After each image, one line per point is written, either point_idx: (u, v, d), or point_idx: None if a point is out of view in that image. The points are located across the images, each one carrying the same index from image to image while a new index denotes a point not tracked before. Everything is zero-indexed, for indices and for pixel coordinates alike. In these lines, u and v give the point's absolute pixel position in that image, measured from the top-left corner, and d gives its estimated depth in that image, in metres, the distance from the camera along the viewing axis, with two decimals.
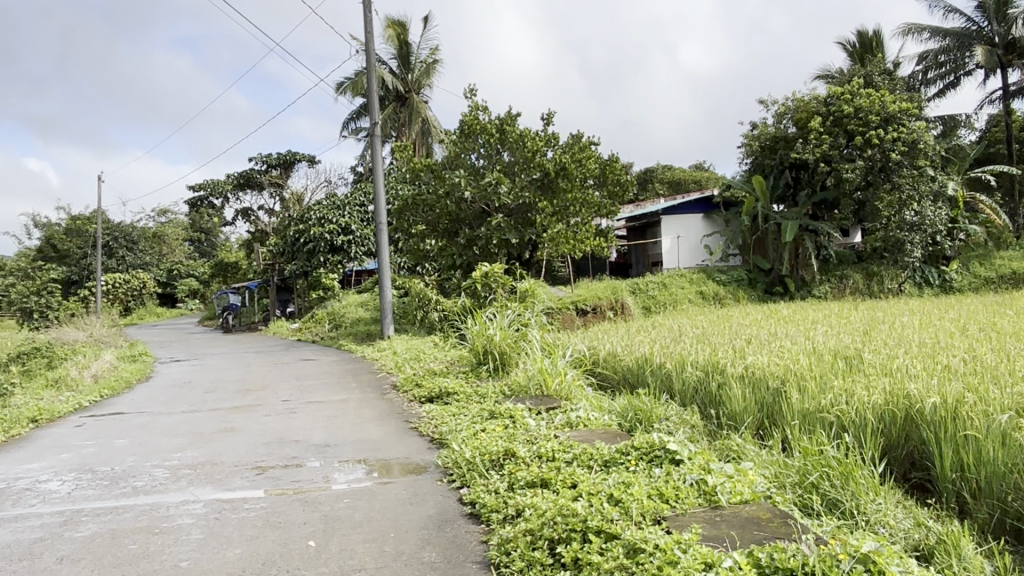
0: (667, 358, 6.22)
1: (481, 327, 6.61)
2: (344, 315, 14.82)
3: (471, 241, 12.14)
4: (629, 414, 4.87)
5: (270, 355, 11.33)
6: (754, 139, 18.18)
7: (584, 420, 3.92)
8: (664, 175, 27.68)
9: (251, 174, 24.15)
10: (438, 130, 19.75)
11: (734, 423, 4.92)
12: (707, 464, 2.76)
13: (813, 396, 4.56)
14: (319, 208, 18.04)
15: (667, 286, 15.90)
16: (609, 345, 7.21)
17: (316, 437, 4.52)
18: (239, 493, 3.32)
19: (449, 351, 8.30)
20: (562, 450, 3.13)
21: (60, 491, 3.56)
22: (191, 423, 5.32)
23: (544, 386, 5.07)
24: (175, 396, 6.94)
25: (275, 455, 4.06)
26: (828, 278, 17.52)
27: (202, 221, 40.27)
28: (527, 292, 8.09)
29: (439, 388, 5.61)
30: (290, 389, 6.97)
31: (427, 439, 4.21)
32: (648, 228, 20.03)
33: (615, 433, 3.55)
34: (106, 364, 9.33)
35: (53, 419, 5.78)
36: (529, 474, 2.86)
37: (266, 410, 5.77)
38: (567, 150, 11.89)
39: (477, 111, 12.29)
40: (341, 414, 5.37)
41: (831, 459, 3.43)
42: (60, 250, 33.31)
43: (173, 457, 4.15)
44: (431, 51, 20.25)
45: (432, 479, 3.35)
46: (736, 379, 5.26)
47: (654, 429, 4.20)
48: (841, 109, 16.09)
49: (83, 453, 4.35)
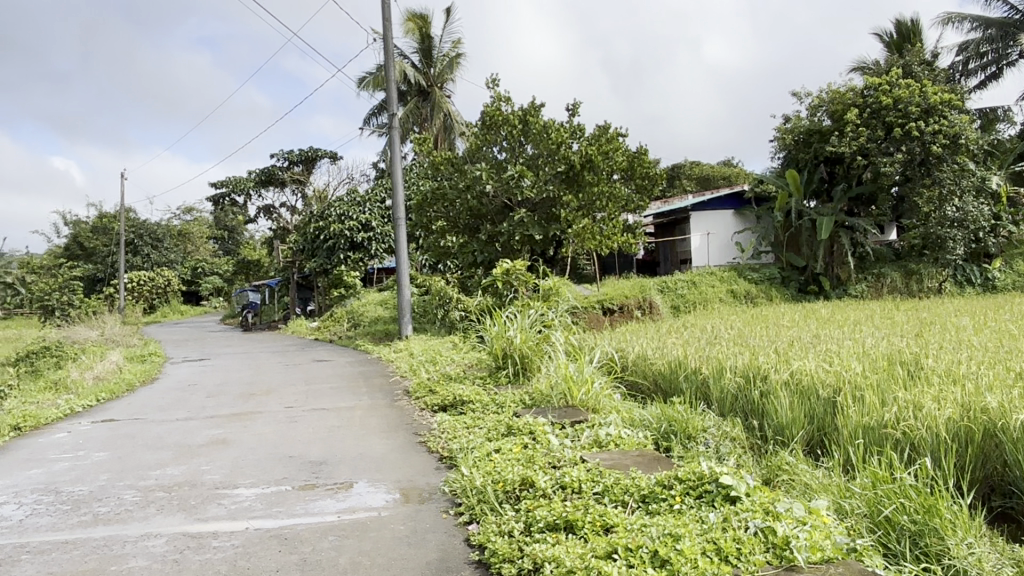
0: (702, 361, 5.66)
1: (501, 328, 6.08)
2: (363, 314, 14.38)
3: (493, 237, 11.63)
4: (662, 426, 4.35)
5: (285, 355, 10.90)
6: (787, 132, 17.43)
7: (614, 439, 3.40)
8: (693, 171, 26.99)
9: (273, 170, 23.92)
10: (461, 125, 19.20)
11: (781, 437, 4.37)
12: (770, 504, 2.21)
13: (873, 408, 3.98)
14: (339, 204, 17.65)
15: (695, 284, 15.28)
16: (639, 347, 6.65)
17: (313, 452, 4.03)
18: (212, 526, 2.82)
19: (468, 353, 7.79)
20: (590, 480, 2.60)
21: (10, 517, 3.08)
22: (182, 433, 4.85)
23: (568, 396, 4.53)
24: (175, 400, 6.50)
25: (264, 475, 3.57)
26: (865, 277, 16.77)
27: (226, 219, 40.05)
28: (550, 289, 7.51)
29: (452, 396, 5.12)
30: (297, 394, 6.49)
31: (436, 457, 3.70)
32: (676, 225, 19.43)
33: (653, 458, 3.03)
34: (111, 364, 8.95)
35: (39, 426, 5.35)
36: (550, 512, 2.33)
37: (268, 417, 5.29)
38: (593, 141, 11.31)
39: (499, 102, 11.77)
40: (345, 424, 4.88)
41: (910, 488, 2.87)
42: (87, 249, 33.32)
43: (150, 476, 3.67)
44: (454, 43, 19.80)
45: (436, 511, 2.83)
46: (780, 388, 4.70)
47: (695, 452, 3.67)
48: (880, 101, 15.37)
49: (53, 469, 3.91)
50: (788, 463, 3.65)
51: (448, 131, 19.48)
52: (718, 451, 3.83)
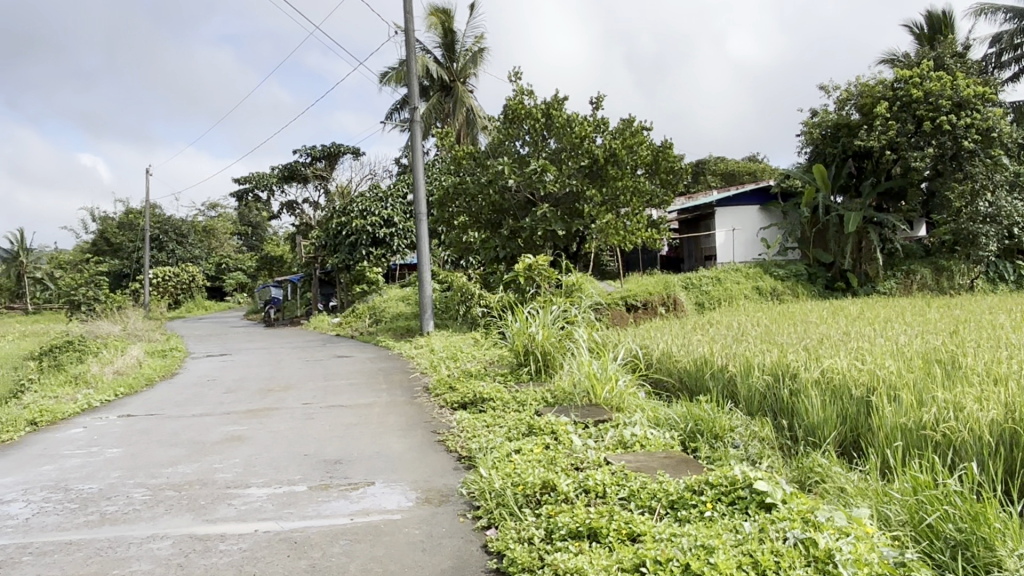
0: (730, 359, 5.49)
1: (523, 324, 5.94)
2: (384, 310, 14.31)
3: (515, 232, 11.51)
4: (689, 425, 4.20)
5: (306, 351, 10.83)
6: (814, 127, 17.11)
7: (640, 440, 3.25)
8: (717, 167, 26.65)
9: (296, 166, 23.96)
10: (483, 120, 19.04)
11: (812, 438, 4.19)
12: (810, 512, 2.06)
13: (911, 408, 3.80)
14: (361, 200, 17.61)
15: (720, 280, 15.06)
16: (664, 344, 6.49)
17: (328, 451, 3.92)
18: (220, 528, 2.72)
19: (488, 350, 7.66)
20: (615, 483, 2.46)
21: (16, 515, 2.99)
22: (198, 430, 4.77)
23: (591, 395, 4.38)
24: (193, 396, 6.44)
25: (276, 475, 3.46)
26: (894, 273, 16.44)
27: (250, 216, 40.21)
28: (572, 284, 7.35)
29: (472, 394, 4.99)
30: (315, 390, 6.39)
31: (454, 457, 3.57)
32: (701, 221, 19.16)
33: (681, 460, 2.88)
34: (131, 359, 8.94)
35: (56, 421, 5.30)
36: (572, 518, 2.20)
37: (285, 414, 5.20)
38: (617, 135, 11.11)
39: (522, 95, 11.62)
40: (362, 421, 4.77)
41: (955, 494, 2.70)
42: (113, 244, 33.62)
43: (161, 474, 3.57)
44: (476, 38, 19.64)
45: (452, 514, 2.70)
46: (810, 387, 4.52)
47: (723, 455, 3.51)
48: (910, 94, 15.02)
49: (65, 466, 3.83)
50: (822, 465, 3.48)
51: (471, 127, 19.33)
52: (748, 453, 3.69)
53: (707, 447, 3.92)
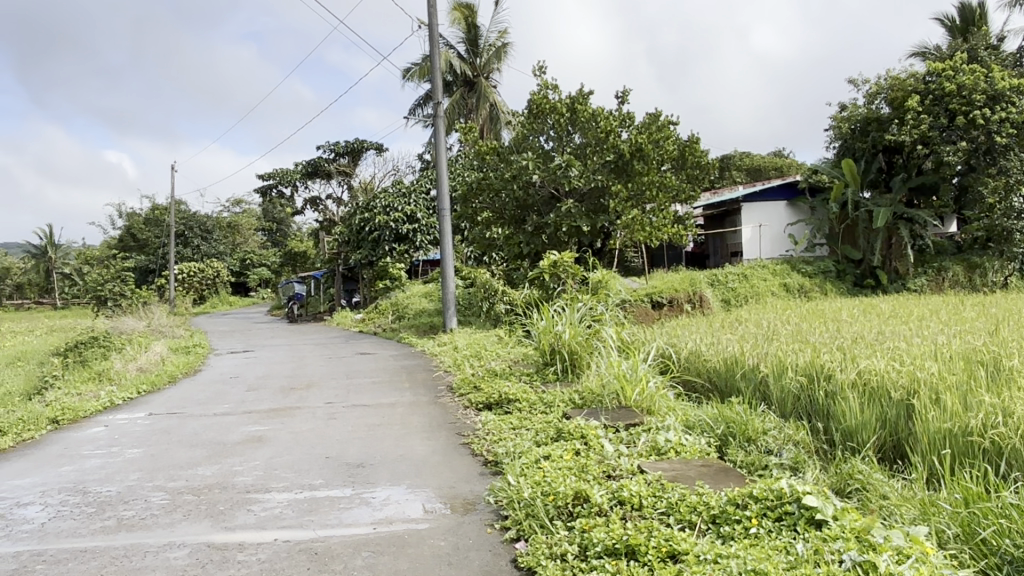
0: (761, 358, 5.32)
1: (549, 323, 5.81)
2: (407, 306, 14.23)
3: (539, 228, 11.41)
4: (720, 428, 4.06)
5: (328, 348, 10.76)
6: (844, 121, 16.79)
7: (674, 445, 3.11)
8: (743, 162, 26.31)
9: (320, 162, 23.98)
10: (507, 115, 18.90)
11: (850, 443, 4.02)
12: (865, 531, 1.92)
13: (957, 412, 3.61)
14: (384, 196, 17.55)
15: (747, 277, 14.83)
16: (693, 342, 6.33)
17: (351, 453, 3.81)
18: (239, 536, 2.62)
19: (513, 348, 7.54)
20: (652, 495, 2.33)
21: (33, 519, 2.91)
22: (220, 429, 4.69)
23: (621, 397, 4.23)
24: (215, 394, 6.38)
25: (297, 479, 3.36)
26: (925, 270, 16.10)
27: (274, 212, 40.35)
28: (598, 282, 7.20)
29: (497, 394, 4.87)
30: (338, 389, 6.31)
31: (480, 462, 3.45)
32: (727, 216, 18.89)
33: (720, 469, 2.75)
34: (155, 355, 8.92)
35: (78, 419, 5.25)
36: (608, 534, 2.08)
37: (307, 414, 5.11)
38: (643, 129, 10.92)
39: (546, 89, 11.48)
40: (385, 422, 4.67)
41: (1011, 507, 2.53)
42: (140, 240, 33.91)
43: (181, 477, 3.49)
44: (500, 33, 19.50)
45: (479, 525, 2.58)
46: (847, 389, 4.35)
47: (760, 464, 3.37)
48: (942, 87, 14.69)
49: (84, 467, 3.76)
50: (862, 472, 3.33)
51: (494, 122, 19.21)
52: (783, 460, 3.54)
53: (741, 452, 3.77)
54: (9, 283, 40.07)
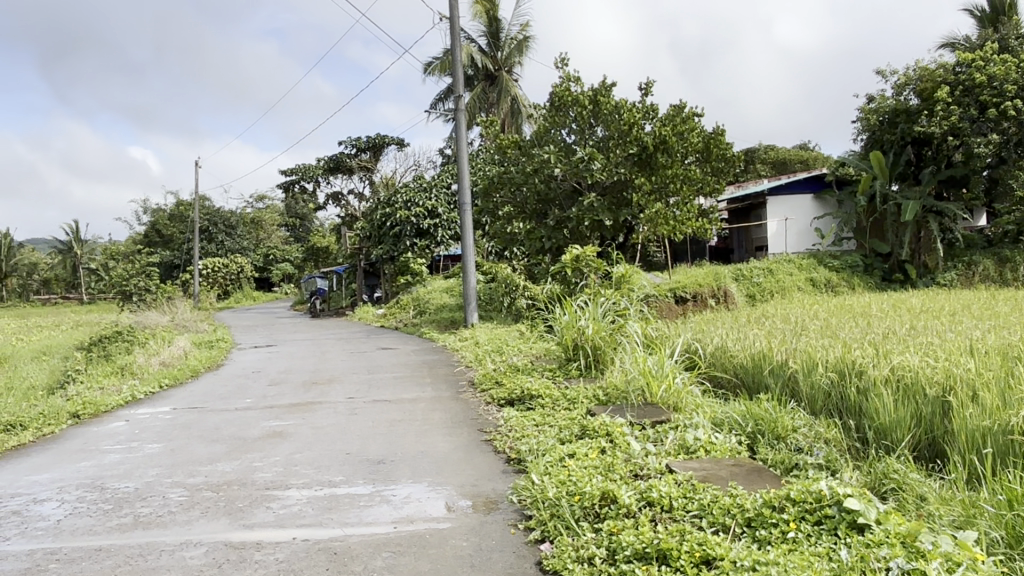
0: (790, 353, 5.18)
1: (572, 318, 5.71)
2: (429, 302, 14.18)
3: (560, 223, 11.26)
4: (749, 425, 3.95)
5: (350, 343, 10.72)
6: (871, 113, 16.49)
7: (703, 444, 3.01)
8: (767, 155, 26.00)
9: (341, 157, 24.02)
10: (529, 109, 18.77)
11: (885, 441, 3.88)
12: (911, 536, 1.82)
13: (998, 408, 3.46)
14: (406, 191, 17.51)
15: (773, 272, 14.63)
16: (719, 337, 6.19)
17: (371, 450, 3.74)
18: (256, 535, 2.55)
19: (535, 344, 7.45)
20: (682, 496, 2.24)
21: (49, 516, 2.88)
22: (240, 424, 4.65)
23: (647, 393, 4.13)
24: (237, 388, 6.36)
25: (317, 475, 3.29)
26: (955, 265, 15.79)
27: (297, 207, 40.53)
28: (622, 276, 7.07)
29: (519, 390, 4.78)
30: (359, 384, 6.25)
31: (502, 459, 3.37)
32: (752, 210, 18.66)
33: (752, 469, 2.65)
34: (177, 349, 8.94)
35: (99, 414, 5.24)
36: (637, 537, 1.98)
37: (328, 409, 5.05)
38: (667, 122, 10.75)
39: (568, 82, 11.35)
40: (406, 418, 4.59)
41: None
42: (164, 235, 34.22)
43: (199, 473, 3.43)
44: (522, 26, 19.36)
45: (502, 525, 2.50)
46: (881, 385, 4.20)
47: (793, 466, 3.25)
48: (972, 78, 14.38)
49: (103, 463, 3.73)
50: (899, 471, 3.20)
51: (516, 116, 19.08)
52: (816, 459, 3.43)
53: (771, 450, 3.66)
54: (38, 279, 40.68)
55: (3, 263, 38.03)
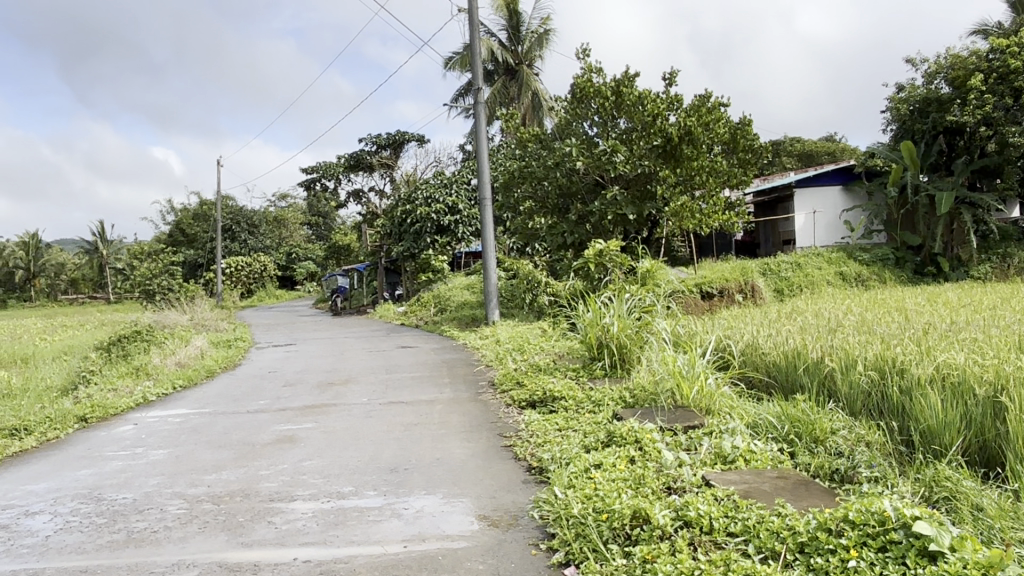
0: (826, 351, 4.89)
1: (596, 315, 5.46)
2: (449, 299, 13.98)
3: (582, 217, 10.98)
4: (784, 427, 3.70)
5: (369, 341, 10.53)
6: (902, 102, 16.03)
7: (742, 453, 2.76)
8: (793, 147, 25.50)
9: (362, 155, 23.92)
10: (549, 103, 18.49)
11: (933, 445, 3.58)
12: (996, 568, 1.55)
13: None
14: (426, 187, 17.32)
15: (801, 267, 14.26)
16: (750, 334, 5.90)
17: (384, 457, 3.53)
18: (255, 555, 2.33)
19: (557, 342, 7.20)
20: (724, 515, 2.01)
21: (38, 532, 2.69)
22: (250, 427, 4.46)
23: (678, 396, 3.87)
24: (251, 389, 6.18)
25: (325, 486, 3.08)
26: (989, 257, 15.32)
27: (319, 206, 40.53)
28: (647, 271, 6.79)
29: (541, 392, 4.54)
30: (376, 384, 6.06)
31: (523, 468, 3.14)
32: (778, 203, 18.26)
33: (799, 481, 2.40)
34: (193, 349, 8.81)
35: (107, 417, 5.08)
36: (676, 566, 1.75)
37: (342, 411, 4.85)
38: (692, 112, 10.42)
39: (590, 73, 11.09)
40: (423, 421, 4.37)
41: None
42: (188, 235, 34.39)
43: (202, 482, 3.24)
44: (543, 20, 19.10)
45: (522, 544, 2.27)
46: (925, 384, 3.89)
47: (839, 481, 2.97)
48: (1007, 64, 13.89)
49: (104, 471, 3.55)
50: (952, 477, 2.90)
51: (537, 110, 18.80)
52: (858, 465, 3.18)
53: (810, 454, 3.41)
54: (66, 279, 41.13)
55: (31, 263, 38.51)
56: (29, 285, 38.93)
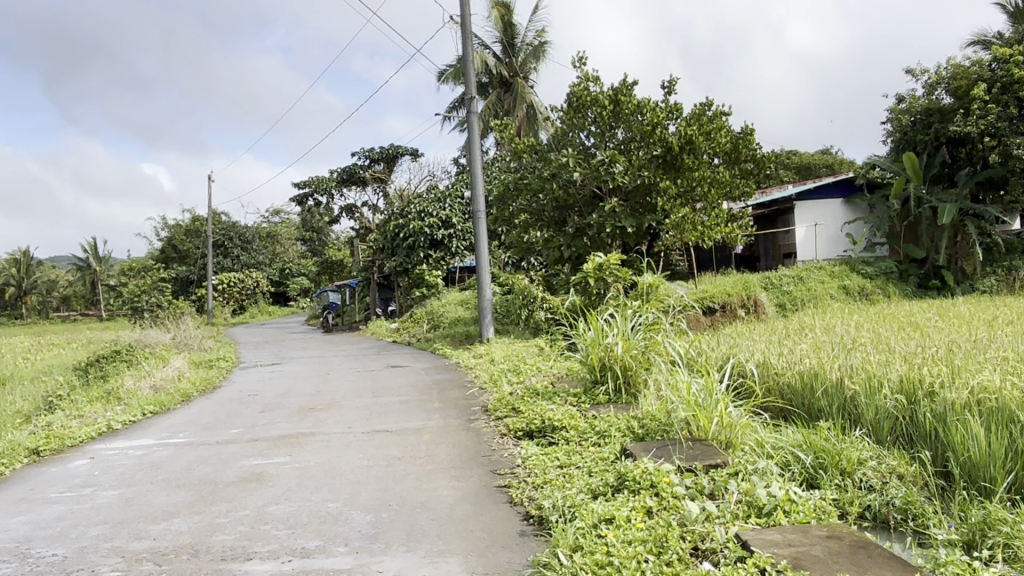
0: (845, 371, 4.39)
1: (598, 334, 5.02)
2: (443, 315, 13.54)
3: (580, 230, 10.54)
4: (805, 453, 3.21)
5: (358, 361, 10.08)
6: (903, 113, 15.66)
7: (779, 503, 2.33)
8: (791, 160, 25.21)
9: (354, 169, 23.55)
10: (545, 114, 18.15)
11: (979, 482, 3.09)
12: None
13: None
14: (419, 201, 16.95)
15: (803, 280, 13.89)
16: (762, 352, 5.43)
17: (360, 500, 3.08)
18: None
19: (556, 363, 6.76)
20: None
21: None
22: (216, 462, 4.02)
23: (694, 428, 3.43)
24: (226, 416, 5.74)
25: (288, 540, 2.63)
26: (994, 270, 14.99)
27: (313, 221, 40.09)
28: (650, 287, 6.31)
29: (539, 421, 4.11)
30: (360, 410, 5.60)
31: (520, 516, 2.72)
32: (778, 216, 17.91)
33: (857, 544, 1.97)
34: (171, 370, 8.36)
35: (64, 450, 4.62)
36: None
37: (320, 443, 4.40)
38: (693, 121, 10.07)
39: (587, 82, 10.73)
40: (407, 455, 3.93)
41: None
42: (180, 251, 33.93)
43: (149, 534, 2.81)
44: (538, 32, 18.83)
45: None
46: (961, 409, 3.31)
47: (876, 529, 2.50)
48: (1011, 73, 13.53)
49: (42, 518, 3.11)
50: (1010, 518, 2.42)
51: (532, 122, 18.45)
52: (894, 502, 2.74)
53: (835, 490, 2.93)
54: (57, 296, 40.66)
55: (23, 281, 37.93)
56: (19, 303, 38.35)
